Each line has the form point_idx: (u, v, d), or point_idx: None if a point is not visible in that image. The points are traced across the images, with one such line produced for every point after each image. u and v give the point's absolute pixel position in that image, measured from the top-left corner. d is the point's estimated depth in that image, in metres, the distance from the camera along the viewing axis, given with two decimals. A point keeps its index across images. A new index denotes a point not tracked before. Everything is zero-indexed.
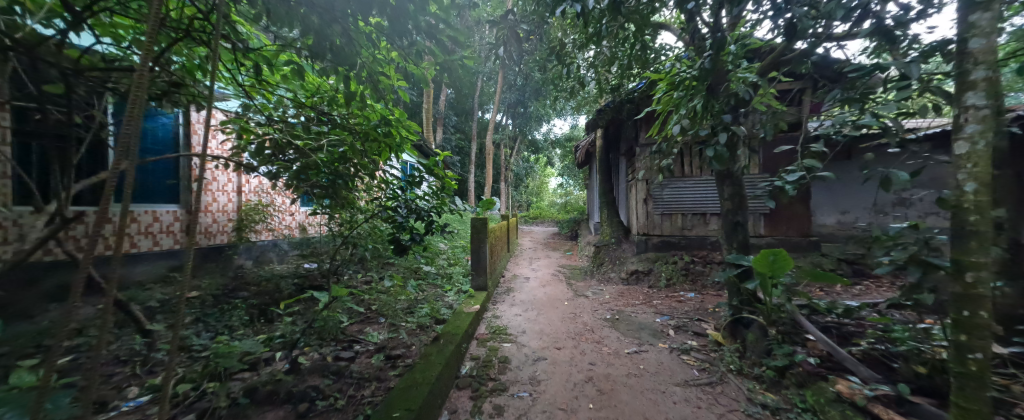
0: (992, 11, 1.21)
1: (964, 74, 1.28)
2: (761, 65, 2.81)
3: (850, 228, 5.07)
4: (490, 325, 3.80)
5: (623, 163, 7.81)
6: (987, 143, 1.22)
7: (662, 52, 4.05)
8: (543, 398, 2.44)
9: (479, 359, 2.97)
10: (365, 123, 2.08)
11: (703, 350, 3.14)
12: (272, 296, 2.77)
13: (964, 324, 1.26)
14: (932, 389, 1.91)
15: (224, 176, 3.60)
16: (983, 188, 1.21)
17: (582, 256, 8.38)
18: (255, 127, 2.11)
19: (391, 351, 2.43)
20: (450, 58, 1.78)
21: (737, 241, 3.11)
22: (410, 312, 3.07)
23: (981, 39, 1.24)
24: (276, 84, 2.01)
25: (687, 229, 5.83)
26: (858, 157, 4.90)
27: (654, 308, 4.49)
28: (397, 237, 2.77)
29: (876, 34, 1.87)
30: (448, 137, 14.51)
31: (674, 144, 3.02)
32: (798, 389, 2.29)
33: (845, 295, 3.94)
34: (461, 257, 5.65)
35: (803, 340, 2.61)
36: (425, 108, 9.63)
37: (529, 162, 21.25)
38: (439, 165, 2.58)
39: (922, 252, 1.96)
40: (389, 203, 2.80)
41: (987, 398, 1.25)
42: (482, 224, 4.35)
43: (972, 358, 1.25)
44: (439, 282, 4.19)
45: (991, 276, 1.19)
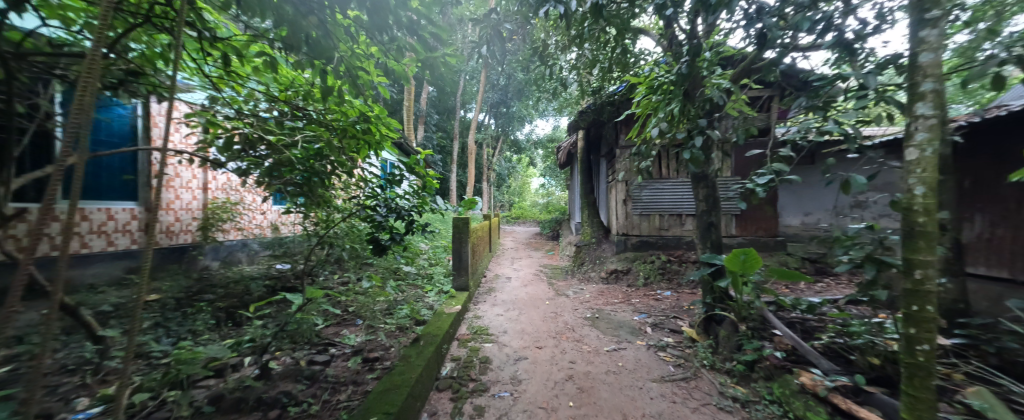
0: (938, 28, 1.31)
1: (914, 85, 1.38)
2: (734, 72, 2.93)
3: (813, 228, 5.37)
4: (471, 326, 3.78)
5: (604, 164, 7.95)
6: (934, 150, 1.32)
7: (642, 57, 4.15)
8: (524, 397, 2.45)
9: (460, 360, 2.95)
10: (343, 119, 2.01)
11: (678, 347, 3.24)
12: (241, 298, 2.64)
13: (914, 318, 1.35)
14: (885, 379, 2.04)
15: (189, 172, 3.39)
16: (931, 192, 1.31)
17: (564, 256, 8.48)
18: (223, 121, 1.97)
19: (368, 353, 2.37)
20: (432, 55, 1.75)
21: (711, 242, 3.23)
22: (389, 313, 3.01)
23: (931, 54, 1.33)
24: (246, 77, 1.90)
25: (664, 229, 6.02)
26: (820, 161, 5.20)
27: (632, 306, 4.59)
28: (376, 237, 2.71)
29: (837, 47, 1.99)
30: (429, 135, 14.29)
31: (653, 146, 3.09)
32: (766, 382, 2.40)
33: (808, 292, 4.18)
34: (442, 257, 5.59)
35: (770, 336, 2.74)
36: (406, 105, 9.45)
37: (511, 162, 21.28)
38: (420, 164, 2.54)
39: (877, 251, 2.10)
40: (367, 202, 2.72)
41: (933, 387, 1.35)
42: (463, 223, 4.33)
43: (920, 349, 1.34)
44: (420, 283, 4.13)
45: (936, 273, 1.29)
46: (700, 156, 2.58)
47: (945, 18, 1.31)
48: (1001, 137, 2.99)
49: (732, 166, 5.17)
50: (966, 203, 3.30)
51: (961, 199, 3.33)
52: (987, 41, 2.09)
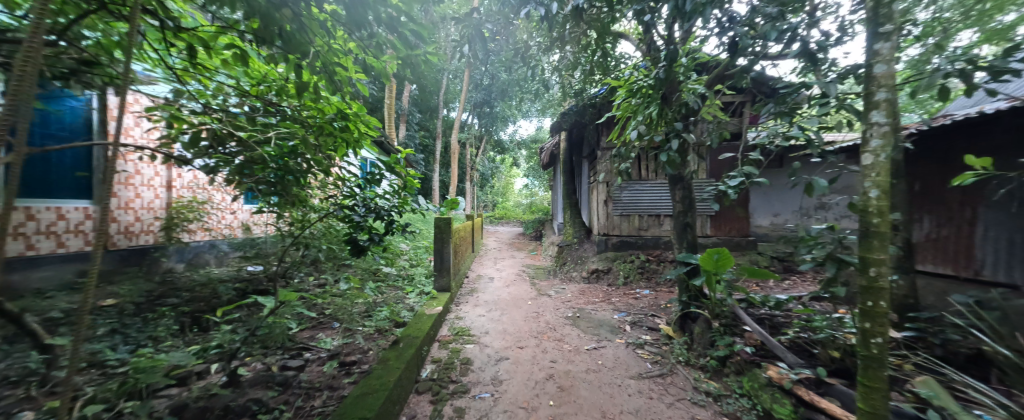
0: (891, 41, 1.40)
1: (870, 95, 1.47)
2: (708, 78, 3.04)
3: (781, 229, 5.64)
4: (452, 327, 3.75)
5: (586, 166, 8.07)
6: (887, 156, 1.41)
7: (622, 61, 4.25)
8: (504, 397, 2.45)
9: (440, 362, 2.91)
10: (320, 116, 1.95)
11: (655, 344, 3.33)
12: (208, 302, 2.51)
13: (869, 313, 1.44)
14: (845, 371, 2.16)
15: (151, 169, 3.21)
16: (884, 194, 1.40)
17: (546, 256, 8.57)
18: (189, 116, 1.80)
19: (345, 357, 2.32)
20: (412, 53, 1.74)
21: (687, 241, 3.33)
22: (367, 316, 2.94)
23: (885, 66, 1.43)
24: (215, 70, 1.80)
25: (643, 229, 6.17)
26: (788, 165, 5.48)
27: (612, 305, 4.68)
28: (354, 238, 2.66)
29: (801, 57, 2.10)
30: (411, 134, 14.06)
31: (632, 149, 3.17)
32: (737, 376, 2.50)
33: (776, 289, 4.39)
34: (423, 257, 5.52)
35: (741, 331, 2.85)
36: (387, 103, 9.27)
37: (494, 162, 21.26)
38: (401, 164, 2.48)
39: (837, 250, 2.23)
40: (345, 202, 2.64)
41: (885, 377, 1.44)
42: (445, 224, 4.29)
43: (874, 342, 1.44)
44: (400, 284, 4.07)
45: (888, 271, 1.39)
46: (676, 158, 2.67)
47: (897, 32, 1.41)
48: (946, 144, 3.22)
49: (707, 169, 5.36)
50: (916, 205, 3.53)
51: (911, 201, 3.56)
52: (935, 55, 2.26)
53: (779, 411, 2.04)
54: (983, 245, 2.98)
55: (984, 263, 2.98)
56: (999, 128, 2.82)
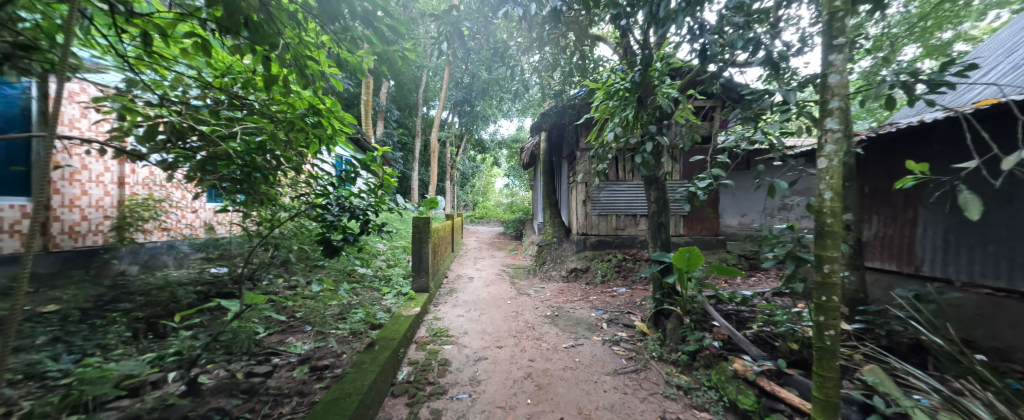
0: (843, 53, 1.51)
1: (825, 103, 1.57)
2: (681, 83, 3.15)
3: (748, 228, 5.94)
4: (430, 327, 3.69)
5: (565, 165, 8.20)
6: (839, 161, 1.52)
7: (600, 63, 4.34)
8: (482, 397, 2.45)
9: (417, 364, 2.86)
10: (290, 112, 1.87)
11: (630, 341, 3.42)
12: (166, 307, 2.37)
13: (824, 307, 1.55)
14: (803, 362, 2.30)
15: (100, 165, 3.00)
16: (837, 196, 1.50)
17: (526, 256, 8.62)
18: (145, 108, 1.61)
19: (317, 362, 2.26)
20: (389, 48, 1.72)
21: (661, 240, 3.44)
22: (342, 318, 2.85)
23: (839, 76, 1.53)
24: (174, 58, 1.65)
25: (620, 229, 6.32)
26: (753, 168, 5.77)
27: (590, 303, 4.77)
28: (327, 237, 2.58)
29: (764, 65, 2.22)
30: (388, 131, 13.70)
31: (609, 150, 3.24)
32: (705, 369, 2.61)
33: (743, 286, 4.61)
34: (401, 258, 5.41)
35: (709, 327, 2.98)
36: (363, 99, 9.02)
37: (475, 161, 21.13)
38: (378, 162, 2.41)
39: (796, 248, 2.38)
40: (317, 200, 2.54)
41: (837, 366, 1.55)
42: (424, 223, 4.22)
43: (828, 334, 1.54)
44: (377, 285, 3.97)
45: (840, 268, 1.49)
46: (650, 160, 2.77)
47: (848, 45, 1.51)
48: (891, 149, 3.49)
49: (680, 170, 5.57)
50: (866, 206, 3.79)
51: (862, 202, 3.82)
52: (884, 67, 2.44)
53: (744, 401, 2.14)
54: (923, 243, 3.23)
55: (923, 260, 3.23)
56: (936, 135, 3.08)
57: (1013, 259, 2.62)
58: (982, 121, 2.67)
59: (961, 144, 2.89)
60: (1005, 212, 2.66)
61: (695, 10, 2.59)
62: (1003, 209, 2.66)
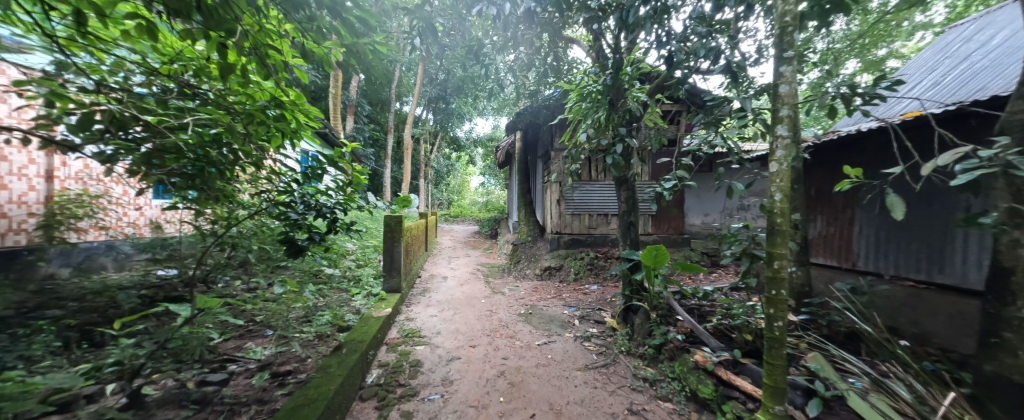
0: (792, 65, 1.64)
1: (777, 111, 1.70)
2: (650, 87, 3.27)
3: (710, 227, 6.29)
4: (402, 328, 3.62)
5: (540, 165, 8.30)
6: (788, 165, 1.64)
7: (574, 66, 4.43)
8: (455, 397, 2.43)
9: (388, 366, 2.79)
10: (250, 103, 1.75)
11: (601, 336, 3.51)
12: (104, 313, 2.12)
13: (774, 300, 1.67)
14: (755, 352, 2.47)
15: (22, 156, 2.75)
16: (786, 198, 1.63)
17: (501, 254, 8.64)
18: (78, 95, 1.42)
19: (279, 367, 2.16)
20: (359, 41, 1.66)
21: (630, 239, 3.56)
22: (307, 321, 2.72)
23: (788, 86, 1.66)
24: (113, 40, 1.47)
25: (592, 228, 6.48)
26: (715, 170, 6.12)
27: (563, 301, 4.86)
28: (290, 237, 2.41)
29: (724, 73, 2.36)
30: (359, 127, 13.23)
31: (582, 151, 3.33)
32: (670, 362, 2.74)
33: (705, 282, 4.89)
34: (372, 258, 5.25)
35: (674, 321, 3.12)
36: (331, 92, 8.65)
37: (450, 159, 20.86)
38: (346, 158, 2.34)
39: (751, 246, 2.55)
40: (280, 198, 2.39)
41: (784, 354, 1.68)
42: (396, 222, 4.13)
43: (777, 325, 1.66)
44: (346, 286, 3.85)
45: (787, 263, 1.62)
46: (620, 161, 2.88)
47: (797, 58, 1.64)
48: (830, 155, 3.82)
49: (648, 172, 5.82)
50: (811, 207, 4.09)
51: (808, 204, 4.13)
52: (828, 79, 2.66)
53: (703, 391, 2.27)
54: (860, 241, 3.55)
55: (859, 256, 3.55)
56: (868, 143, 3.41)
57: (931, 255, 2.95)
58: (907, 132, 2.97)
59: (889, 151, 3.21)
60: (924, 213, 2.98)
61: (662, 19, 2.71)
62: (924, 210, 2.98)
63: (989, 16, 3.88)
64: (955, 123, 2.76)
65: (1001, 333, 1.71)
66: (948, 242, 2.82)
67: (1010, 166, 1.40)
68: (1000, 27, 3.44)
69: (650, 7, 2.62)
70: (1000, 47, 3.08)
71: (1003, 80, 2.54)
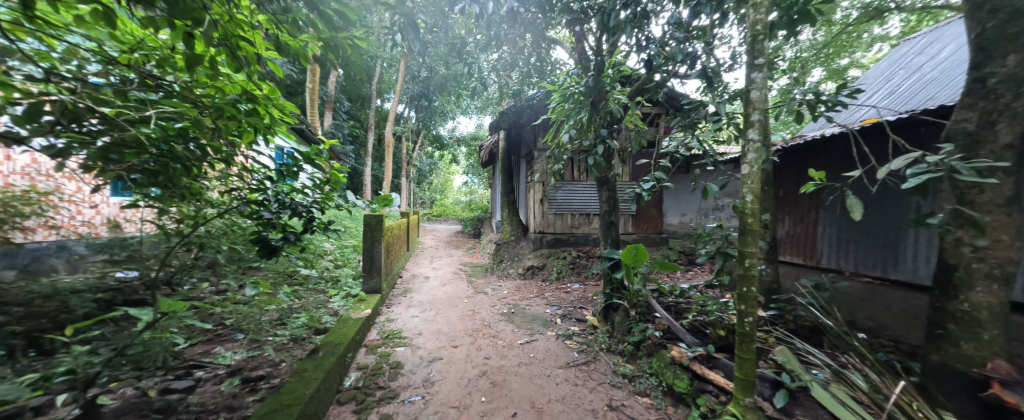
0: (763, 72, 1.72)
1: (748, 116, 1.77)
2: (631, 90, 3.33)
3: (687, 227, 6.50)
4: (382, 330, 3.55)
5: (523, 165, 8.34)
6: (758, 167, 1.72)
7: (557, 66, 4.46)
8: (436, 398, 2.41)
9: (367, 368, 2.73)
10: (218, 97, 1.67)
11: (582, 334, 3.57)
12: (53, 319, 1.68)
13: (745, 296, 1.74)
14: (728, 347, 2.57)
15: None
16: (756, 199, 1.70)
17: (484, 254, 8.61)
18: (24, 84, 1.30)
19: (250, 373, 2.08)
20: (338, 35, 1.62)
21: (611, 238, 3.62)
22: (281, 324, 2.63)
23: (759, 92, 1.74)
24: (65, 26, 1.36)
25: (575, 227, 6.57)
26: (692, 172, 6.32)
27: (545, 299, 4.91)
28: (263, 236, 2.30)
29: (700, 78, 2.44)
30: (338, 123, 12.85)
31: (564, 152, 3.37)
32: (648, 358, 2.81)
33: (681, 280, 5.04)
34: (351, 258, 5.13)
35: (652, 318, 3.19)
36: (308, 87, 8.37)
37: (432, 158, 20.61)
38: (323, 155, 2.27)
39: (724, 245, 2.66)
40: (252, 196, 2.29)
41: (754, 348, 1.75)
42: (376, 222, 4.05)
43: (748, 321, 1.74)
44: (323, 287, 3.74)
45: (757, 261, 1.70)
46: (601, 161, 2.93)
47: (766, 65, 1.72)
48: (796, 159, 4.02)
49: (629, 172, 5.95)
50: (780, 208, 4.28)
51: (778, 205, 4.32)
52: (796, 86, 2.81)
53: (679, 385, 2.35)
54: (823, 240, 3.75)
55: (823, 254, 3.75)
56: (830, 148, 3.61)
57: (886, 253, 3.15)
58: (866, 137, 3.16)
59: (848, 155, 3.42)
60: (880, 214, 3.19)
61: (642, 23, 2.78)
62: (881, 211, 3.18)
63: (938, 31, 4.18)
64: (907, 129, 2.96)
65: (946, 324, 1.86)
66: (901, 241, 3.02)
67: (953, 170, 1.53)
68: (947, 42, 3.72)
69: (630, 12, 2.69)
70: (948, 60, 3.32)
71: (948, 91, 2.75)
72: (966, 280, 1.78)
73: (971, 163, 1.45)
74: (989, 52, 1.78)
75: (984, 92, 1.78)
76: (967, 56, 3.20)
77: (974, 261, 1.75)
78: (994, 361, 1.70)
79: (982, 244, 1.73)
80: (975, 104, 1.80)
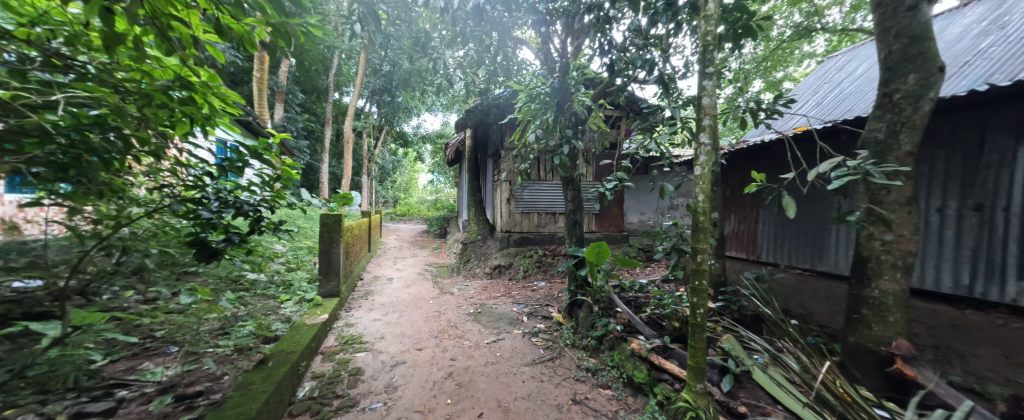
0: (713, 81, 1.83)
1: (701, 121, 1.89)
2: (594, 92, 3.42)
3: (646, 225, 6.83)
4: (341, 335, 3.37)
5: (490, 163, 8.34)
6: (709, 168, 1.83)
7: (523, 66, 4.49)
8: (399, 404, 2.33)
9: (323, 377, 2.58)
10: (146, 82, 1.47)
11: (548, 331, 3.63)
12: None
13: (697, 290, 1.85)
14: (682, 337, 2.73)
15: None
16: (707, 198, 1.82)
17: (450, 254, 8.48)
18: None
19: (185, 389, 1.88)
20: (289, 21, 1.51)
21: (576, 236, 3.71)
22: (223, 334, 2.41)
23: (709, 99, 1.86)
24: None
25: (541, 226, 6.66)
26: (650, 173, 6.64)
27: (512, 298, 4.93)
28: (202, 238, 2.07)
29: (657, 84, 2.57)
30: (291, 115, 12.01)
31: (530, 151, 3.39)
32: (610, 351, 2.92)
33: (640, 276, 5.30)
34: (306, 260, 4.82)
35: (614, 313, 3.30)
36: (255, 77, 7.74)
37: (396, 155, 19.95)
38: (273, 150, 2.10)
39: (679, 242, 2.82)
40: (189, 194, 2.07)
41: (705, 338, 1.87)
42: (334, 221, 3.84)
43: (699, 312, 1.85)
44: (273, 292, 3.48)
45: (707, 257, 1.81)
46: (567, 161, 3.00)
47: (716, 74, 1.84)
48: (741, 162, 4.35)
49: (592, 173, 6.14)
50: (727, 207, 4.62)
51: (725, 204, 4.65)
52: (742, 94, 3.04)
53: (638, 376, 2.46)
54: (763, 237, 4.10)
55: (763, 250, 4.10)
56: (768, 152, 3.95)
57: (815, 248, 3.51)
58: (799, 144, 3.50)
59: (784, 159, 3.77)
60: (810, 212, 3.54)
61: (604, 28, 2.88)
62: (810, 210, 3.53)
63: (855, 51, 4.72)
64: (831, 137, 3.31)
65: (860, 309, 2.10)
66: (828, 236, 3.37)
67: (868, 174, 1.72)
68: (862, 61, 4.23)
69: (593, 16, 2.77)
70: (862, 77, 3.77)
71: (863, 104, 3.13)
72: (877, 270, 2.02)
73: (882, 168, 1.65)
74: (894, 71, 2.03)
75: (891, 106, 2.02)
76: (878, 74, 3.66)
77: (883, 253, 2.00)
78: (897, 340, 1.96)
79: (889, 238, 1.98)
80: (883, 116, 2.05)
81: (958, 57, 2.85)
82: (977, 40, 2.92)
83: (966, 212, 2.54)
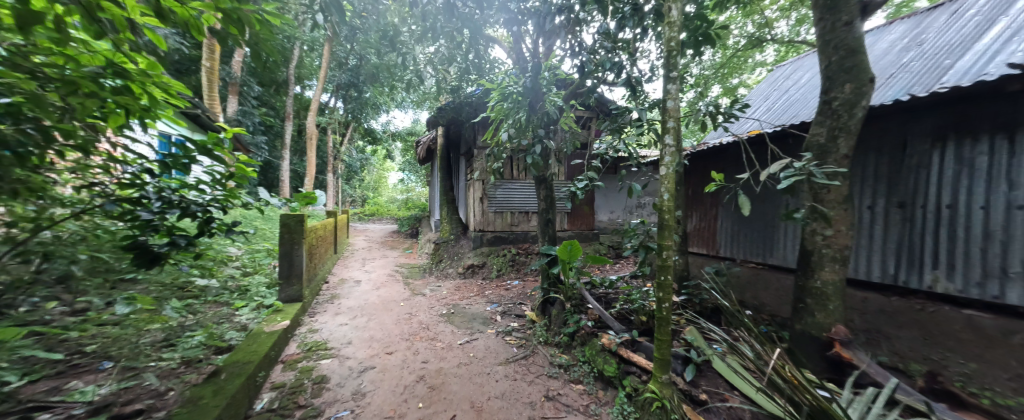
0: (677, 85, 1.91)
1: (665, 123, 1.96)
2: (565, 93, 3.48)
3: (615, 223, 7.04)
4: (304, 342, 3.20)
5: (462, 162, 8.26)
6: (672, 169, 1.92)
7: (495, 64, 4.48)
8: (367, 411, 2.25)
9: (284, 387, 2.44)
10: (71, 68, 1.30)
11: (522, 329, 3.65)
12: None
13: (663, 285, 1.93)
14: (649, 331, 2.84)
15: None
16: (672, 197, 1.90)
17: (422, 254, 8.31)
18: None
19: (123, 408, 1.70)
20: (241, 7, 1.39)
21: (548, 235, 3.76)
22: (168, 346, 2.21)
23: (673, 102, 1.94)
24: None
25: (514, 225, 6.67)
26: (619, 173, 6.84)
27: (485, 298, 4.90)
28: (143, 242, 1.89)
29: (625, 86, 2.65)
30: (248, 109, 11.22)
31: (503, 150, 3.38)
32: (581, 347, 2.98)
33: (610, 272, 5.46)
34: (266, 263, 4.53)
35: (585, 309, 3.37)
36: (204, 67, 7.15)
37: (364, 153, 19.25)
38: (225, 145, 1.93)
39: (645, 239, 2.92)
40: (126, 193, 1.87)
41: (670, 330, 1.95)
42: (297, 222, 3.65)
43: (664, 306, 1.93)
44: (228, 298, 3.24)
45: (671, 253, 1.90)
46: (539, 161, 3.02)
47: (678, 79, 1.92)
48: (702, 163, 4.58)
49: (564, 172, 6.24)
50: (689, 205, 4.85)
51: (688, 202, 4.89)
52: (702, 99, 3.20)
53: (608, 370, 2.54)
54: (721, 233, 4.35)
55: (721, 246, 4.35)
56: (726, 153, 4.19)
57: (766, 243, 3.77)
58: (752, 146, 3.74)
59: (740, 160, 4.02)
60: (763, 210, 3.79)
61: (575, 31, 2.93)
62: (762, 208, 3.79)
63: (800, 61, 5.12)
64: (779, 141, 3.57)
65: (805, 299, 2.28)
66: (778, 232, 3.63)
67: (811, 174, 1.87)
68: (806, 71, 4.59)
69: (564, 18, 2.81)
70: (806, 85, 4.10)
71: (806, 110, 3.40)
72: (819, 263, 2.21)
73: (823, 169, 1.81)
74: (833, 81, 2.22)
75: (830, 113, 2.21)
76: (819, 83, 3.99)
77: (823, 247, 2.19)
78: (836, 326, 2.15)
79: (829, 234, 2.16)
80: (824, 121, 2.23)
81: (886, 69, 3.16)
82: (901, 54, 3.26)
83: (892, 210, 2.83)
